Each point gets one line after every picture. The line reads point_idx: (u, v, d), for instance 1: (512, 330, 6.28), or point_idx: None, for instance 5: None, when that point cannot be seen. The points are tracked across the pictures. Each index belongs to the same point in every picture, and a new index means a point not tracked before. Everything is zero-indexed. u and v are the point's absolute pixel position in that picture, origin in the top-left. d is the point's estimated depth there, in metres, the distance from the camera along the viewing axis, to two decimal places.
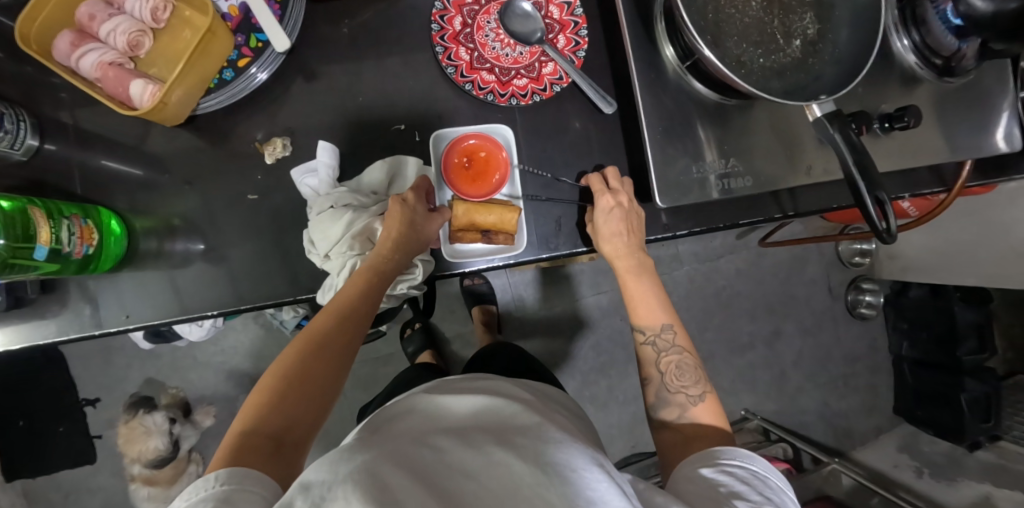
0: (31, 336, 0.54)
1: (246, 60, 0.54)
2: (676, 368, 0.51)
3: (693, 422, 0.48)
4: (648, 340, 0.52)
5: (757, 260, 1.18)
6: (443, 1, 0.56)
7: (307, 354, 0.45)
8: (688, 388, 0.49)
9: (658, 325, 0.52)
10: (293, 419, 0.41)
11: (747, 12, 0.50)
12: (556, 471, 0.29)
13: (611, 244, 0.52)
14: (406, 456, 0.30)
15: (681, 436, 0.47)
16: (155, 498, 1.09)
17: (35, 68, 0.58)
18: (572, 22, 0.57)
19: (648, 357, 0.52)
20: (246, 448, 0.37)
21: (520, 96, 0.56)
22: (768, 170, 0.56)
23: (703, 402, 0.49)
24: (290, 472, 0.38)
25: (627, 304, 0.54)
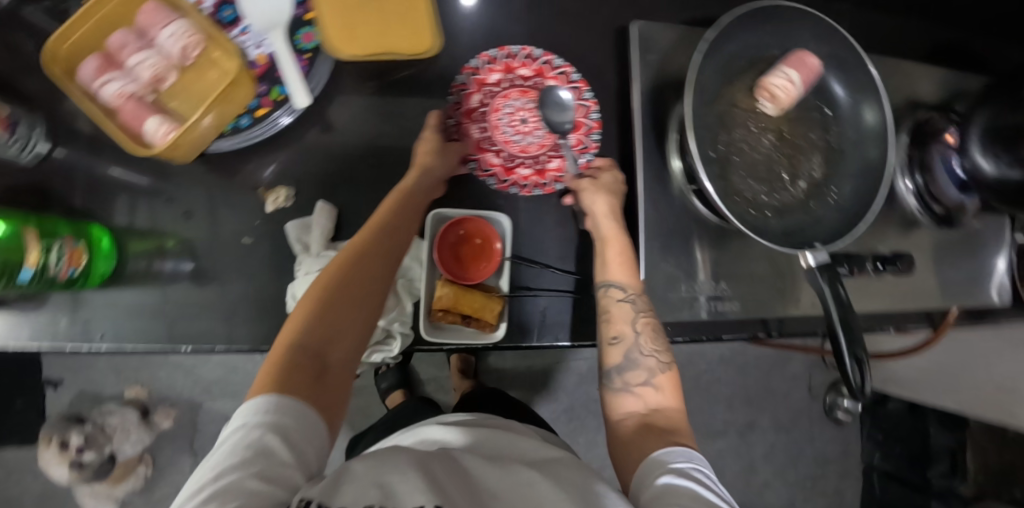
0: (4, 338, 0.53)
1: (265, 109, 0.55)
2: (648, 330, 0.49)
3: (657, 392, 0.47)
4: (622, 299, 0.49)
5: (742, 350, 1.18)
6: (466, 76, 0.56)
7: (338, 270, 0.45)
8: (659, 354, 0.48)
9: (634, 287, 0.50)
10: (327, 342, 0.42)
11: (759, 148, 0.51)
12: (573, 491, 0.35)
13: (603, 203, 0.52)
14: (439, 475, 0.34)
15: (644, 412, 0.45)
16: (99, 493, 1.06)
17: None
18: (586, 124, 0.57)
19: (622, 314, 0.49)
20: (285, 366, 0.39)
21: (521, 186, 0.56)
22: (758, 296, 0.57)
23: (667, 373, 0.48)
24: (327, 395, 0.39)
25: (603, 254, 0.51)
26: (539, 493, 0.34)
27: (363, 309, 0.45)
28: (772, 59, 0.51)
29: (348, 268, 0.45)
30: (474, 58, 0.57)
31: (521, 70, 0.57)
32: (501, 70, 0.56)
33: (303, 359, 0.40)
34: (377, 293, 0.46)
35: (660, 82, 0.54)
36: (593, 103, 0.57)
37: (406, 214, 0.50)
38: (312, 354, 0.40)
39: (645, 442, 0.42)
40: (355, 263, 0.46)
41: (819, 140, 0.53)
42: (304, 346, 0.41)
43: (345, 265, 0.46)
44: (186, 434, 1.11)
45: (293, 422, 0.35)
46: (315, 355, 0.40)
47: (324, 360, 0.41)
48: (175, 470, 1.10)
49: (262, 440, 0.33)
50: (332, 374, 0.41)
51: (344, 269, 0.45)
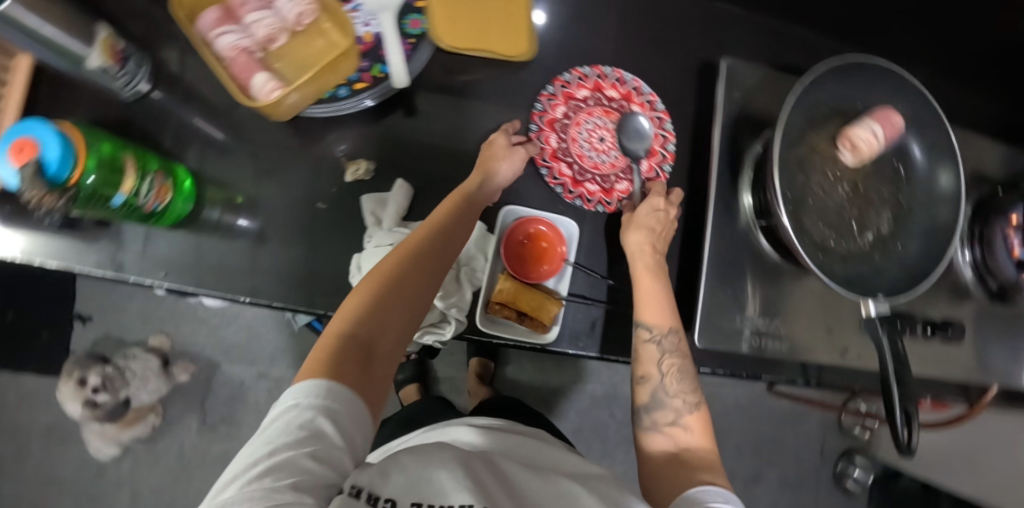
0: (65, 258, 0.54)
1: (363, 84, 0.57)
2: (676, 373, 0.49)
3: (686, 432, 0.47)
4: (652, 339, 0.50)
5: (759, 400, 1.17)
6: (555, 86, 0.57)
7: (396, 265, 0.45)
8: (685, 394, 0.48)
9: (666, 327, 0.50)
10: (377, 330, 0.42)
11: (833, 195, 0.52)
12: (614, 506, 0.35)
13: (638, 235, 0.53)
14: (481, 475, 0.34)
15: (673, 452, 0.45)
16: (104, 435, 1.06)
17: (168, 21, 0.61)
18: (660, 153, 0.59)
19: (649, 356, 0.49)
20: (338, 350, 0.39)
21: (586, 199, 0.57)
22: (804, 340, 0.57)
23: (696, 412, 0.48)
24: (374, 387, 0.39)
25: (637, 293, 0.52)
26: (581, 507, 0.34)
27: (415, 306, 0.45)
28: (856, 111, 0.53)
29: (406, 263, 0.46)
30: (564, 69, 0.59)
31: (610, 91, 0.59)
32: (590, 87, 0.58)
33: (355, 347, 0.40)
34: (429, 293, 0.46)
35: (743, 118, 0.56)
36: (672, 135, 0.59)
37: (461, 218, 0.50)
38: (364, 342, 0.41)
39: (674, 478, 0.42)
40: (414, 260, 0.46)
41: (890, 196, 0.54)
42: (356, 334, 0.41)
43: (404, 261, 0.46)
44: (200, 391, 1.12)
45: (344, 410, 0.35)
46: (366, 344, 0.41)
47: (372, 351, 0.41)
48: (181, 424, 1.11)
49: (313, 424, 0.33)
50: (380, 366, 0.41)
51: (403, 262, 0.46)
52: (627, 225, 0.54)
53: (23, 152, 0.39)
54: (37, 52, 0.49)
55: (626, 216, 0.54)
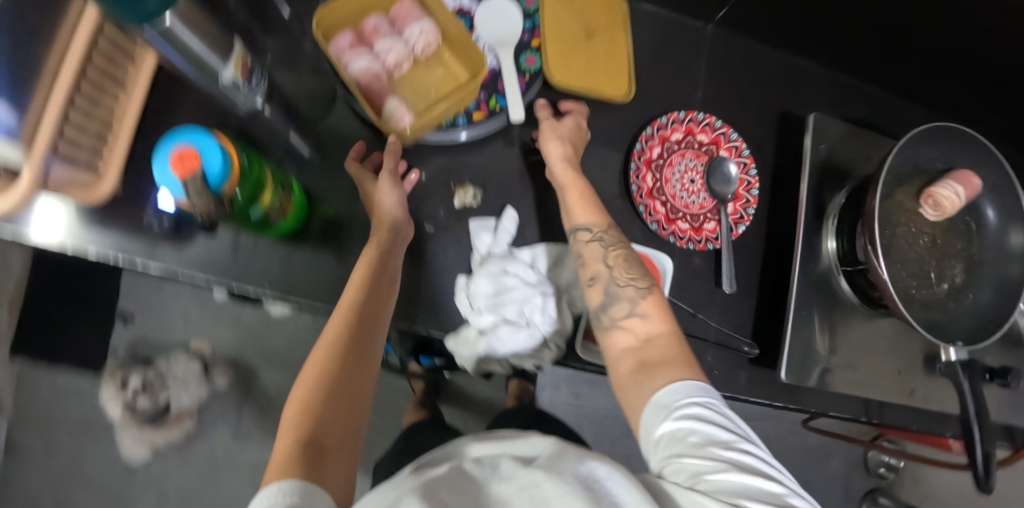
0: (176, 267, 0.58)
1: (480, 114, 0.58)
2: (622, 262, 0.51)
3: (643, 320, 0.48)
4: (593, 239, 0.52)
5: (787, 435, 1.19)
6: (652, 128, 0.61)
7: (330, 357, 0.45)
8: (636, 281, 0.49)
9: (603, 225, 0.53)
10: (325, 422, 0.41)
11: (914, 247, 0.56)
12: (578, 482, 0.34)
13: (555, 138, 0.56)
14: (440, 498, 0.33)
15: (634, 342, 0.47)
16: (138, 435, 1.06)
17: (280, 39, 0.64)
18: (744, 197, 0.62)
19: (596, 255, 0.51)
20: (294, 453, 0.38)
21: (678, 237, 0.60)
22: (873, 380, 0.60)
23: (650, 296, 0.49)
24: (340, 475, 0.39)
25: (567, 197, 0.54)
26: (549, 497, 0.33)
27: (354, 384, 0.45)
28: (935, 170, 0.56)
29: (337, 345, 0.46)
30: (660, 113, 0.63)
31: (700, 136, 0.62)
32: (682, 131, 0.62)
33: (310, 448, 0.39)
34: (364, 369, 0.46)
35: (826, 170, 0.60)
36: (756, 180, 0.63)
37: (376, 278, 0.51)
38: (317, 442, 0.40)
39: (638, 383, 0.44)
40: (331, 349, 0.46)
41: (963, 249, 0.57)
42: (304, 438, 0.40)
43: (331, 347, 0.46)
44: (236, 396, 1.12)
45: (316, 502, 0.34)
46: (317, 442, 0.39)
47: (321, 442, 0.40)
48: (215, 429, 1.11)
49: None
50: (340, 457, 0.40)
51: (326, 356, 0.45)
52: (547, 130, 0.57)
53: (185, 161, 0.39)
54: (177, 62, 0.48)
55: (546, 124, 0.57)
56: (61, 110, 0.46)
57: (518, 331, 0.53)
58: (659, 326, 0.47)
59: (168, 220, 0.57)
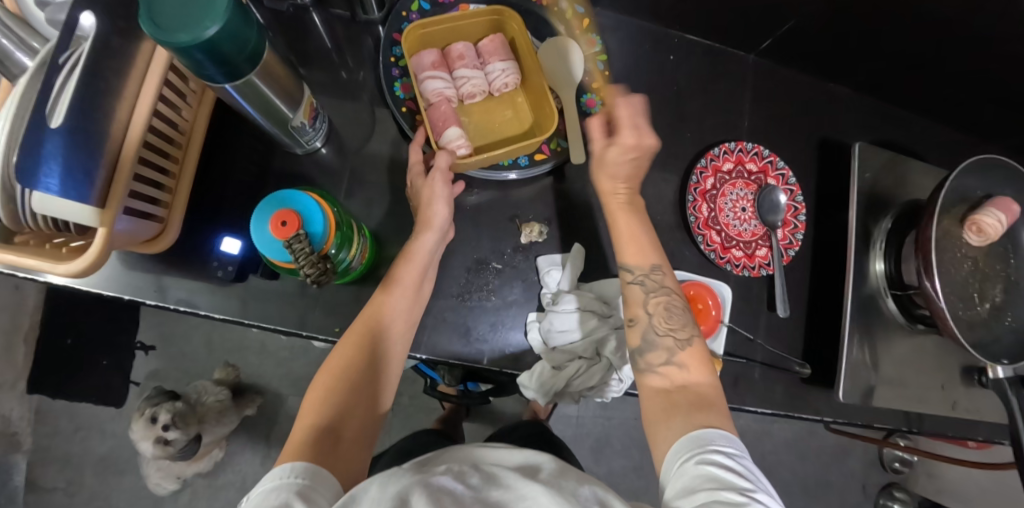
0: (241, 313, 0.56)
1: (542, 155, 0.58)
2: (664, 310, 0.49)
3: (681, 369, 0.47)
4: (636, 281, 0.51)
5: (806, 437, 1.23)
6: (706, 160, 0.63)
7: (362, 350, 0.47)
8: (675, 331, 0.49)
9: (647, 265, 0.51)
10: (345, 411, 0.44)
11: (960, 271, 0.59)
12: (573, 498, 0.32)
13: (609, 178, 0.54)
14: (449, 494, 0.30)
15: (668, 390, 0.46)
16: (165, 469, 1.03)
17: (330, 77, 0.63)
18: (793, 223, 0.64)
19: (635, 297, 0.51)
20: (307, 440, 0.41)
21: (734, 264, 0.62)
22: (923, 396, 0.62)
23: (689, 347, 0.48)
24: (350, 464, 0.42)
25: (616, 241, 0.53)
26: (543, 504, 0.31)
27: (378, 378, 0.48)
28: (975, 197, 0.59)
29: (369, 339, 0.48)
30: (711, 144, 0.65)
31: (749, 165, 0.65)
32: (733, 161, 0.64)
33: (324, 435, 0.42)
34: (387, 364, 0.49)
35: (871, 196, 0.63)
36: (802, 207, 0.65)
37: (416, 278, 0.51)
38: (332, 428, 0.43)
39: (665, 418, 0.43)
40: (361, 340, 0.48)
41: (1001, 270, 0.60)
42: (318, 424, 0.43)
43: (366, 341, 0.48)
44: (264, 423, 1.10)
45: (321, 486, 0.37)
46: (333, 430, 0.43)
47: (338, 431, 0.43)
48: (243, 457, 1.09)
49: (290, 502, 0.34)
50: (350, 448, 0.43)
51: (355, 348, 0.47)
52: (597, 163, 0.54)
53: (286, 224, 0.38)
54: (251, 112, 0.49)
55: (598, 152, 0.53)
56: (128, 166, 0.45)
57: (594, 368, 0.56)
58: (701, 376, 0.47)
59: (232, 267, 0.55)
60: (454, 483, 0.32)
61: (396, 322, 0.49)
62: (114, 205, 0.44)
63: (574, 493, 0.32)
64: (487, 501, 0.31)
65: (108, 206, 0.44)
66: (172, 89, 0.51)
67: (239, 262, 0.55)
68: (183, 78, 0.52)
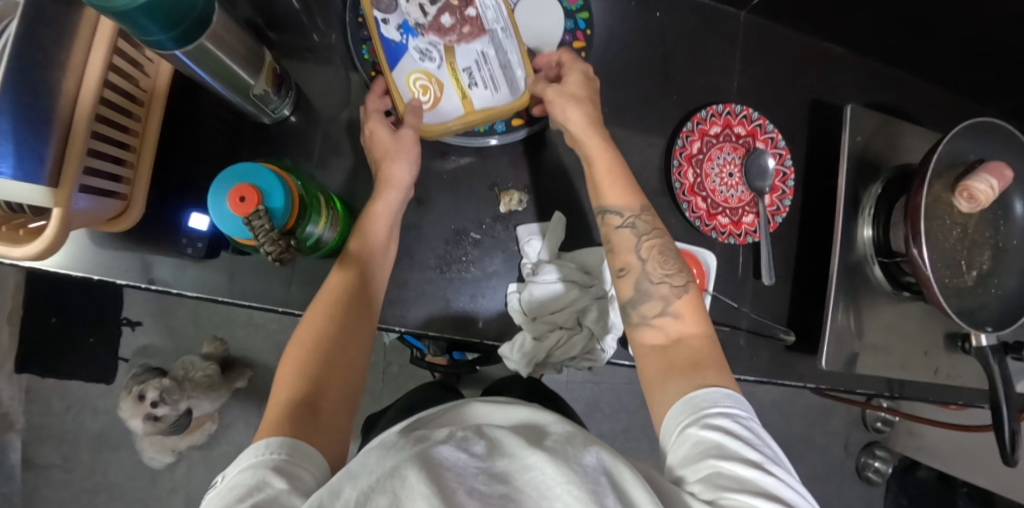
0: (214, 290, 0.54)
1: (519, 120, 0.56)
2: (657, 254, 0.49)
3: (676, 320, 0.47)
4: (624, 225, 0.50)
5: (792, 398, 1.26)
6: (693, 124, 0.61)
7: (331, 319, 0.46)
8: (670, 276, 0.48)
9: (633, 207, 0.50)
10: (322, 382, 0.43)
11: (949, 238, 0.58)
12: (574, 466, 0.31)
13: (578, 111, 0.50)
14: (448, 468, 0.29)
15: (664, 342, 0.46)
16: (158, 443, 1.04)
17: (297, 40, 0.60)
18: (780, 188, 0.63)
19: (626, 242, 0.50)
20: (285, 415, 0.39)
21: (719, 232, 0.61)
22: (906, 362, 0.62)
23: (685, 293, 0.48)
24: (333, 436, 0.40)
25: (597, 181, 0.51)
26: (547, 472, 0.30)
27: (355, 347, 0.47)
28: (968, 162, 0.58)
29: (338, 307, 0.47)
30: (699, 108, 0.63)
31: (737, 128, 0.63)
32: (721, 125, 0.62)
33: (302, 409, 0.40)
34: (364, 334, 0.47)
35: (862, 160, 0.61)
36: (791, 172, 0.63)
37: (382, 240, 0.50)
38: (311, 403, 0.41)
39: (662, 377, 0.44)
40: (334, 311, 0.47)
41: (990, 236, 0.59)
42: (295, 398, 0.41)
43: (334, 310, 0.47)
44: (256, 396, 1.11)
45: (300, 462, 0.36)
46: (312, 404, 0.41)
47: (316, 403, 0.42)
48: (237, 429, 1.10)
49: (269, 478, 0.33)
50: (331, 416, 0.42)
51: (325, 316, 0.46)
52: (559, 97, 0.50)
53: (245, 200, 0.36)
54: (209, 81, 0.46)
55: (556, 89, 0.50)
56: (81, 141, 0.42)
57: (575, 337, 0.55)
58: (696, 324, 0.47)
59: (201, 243, 0.53)
60: (462, 456, 0.30)
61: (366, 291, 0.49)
62: (68, 183, 0.41)
63: (580, 460, 0.31)
64: (491, 473, 0.30)
65: (61, 184, 0.41)
66: (123, 60, 0.47)
67: (209, 238, 0.54)
68: (137, 47, 0.49)
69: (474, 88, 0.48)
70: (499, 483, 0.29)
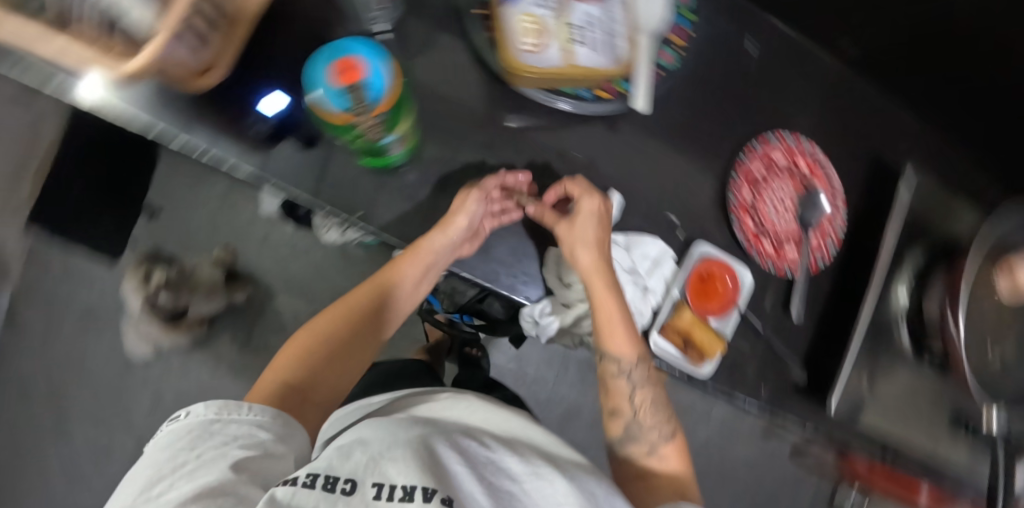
0: None
1: (604, 94, 0.56)
2: (648, 406, 0.52)
3: (661, 460, 0.51)
4: (620, 373, 0.51)
5: (766, 458, 1.25)
6: (760, 144, 0.62)
7: (344, 325, 0.50)
8: (658, 427, 0.52)
9: (630, 361, 0.51)
10: (319, 377, 0.47)
11: (982, 316, 0.58)
12: (581, 487, 0.33)
13: (589, 255, 0.51)
14: (449, 459, 0.31)
15: (643, 476, 0.50)
16: (147, 335, 1.05)
17: None
18: (829, 231, 0.64)
19: (619, 390, 0.52)
20: (277, 395, 0.43)
21: (762, 254, 0.61)
22: (908, 429, 0.62)
23: (670, 441, 0.52)
24: (308, 425, 0.44)
25: (600, 327, 0.51)
26: (554, 479, 0.32)
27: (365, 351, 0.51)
28: None
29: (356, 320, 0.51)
30: (770, 130, 0.64)
31: (801, 162, 0.63)
32: (787, 153, 0.63)
33: (291, 394, 0.44)
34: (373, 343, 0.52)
35: (913, 222, 0.62)
36: (842, 219, 0.64)
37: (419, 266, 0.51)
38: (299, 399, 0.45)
39: (639, 499, 0.49)
40: (353, 318, 0.51)
41: None
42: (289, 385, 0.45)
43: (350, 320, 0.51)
44: (248, 313, 1.10)
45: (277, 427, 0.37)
46: (302, 390, 0.45)
47: (309, 393, 0.46)
48: (220, 341, 1.09)
49: (257, 431, 0.35)
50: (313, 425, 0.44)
51: (344, 321, 0.50)
52: (569, 243, 0.51)
53: (349, 72, 0.37)
54: None
55: (567, 232, 0.51)
56: None
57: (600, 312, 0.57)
58: (679, 467, 0.51)
59: None
60: (478, 450, 0.34)
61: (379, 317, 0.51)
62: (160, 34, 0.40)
63: (589, 488, 0.33)
64: (504, 471, 0.32)
65: None
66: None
67: None
68: None
69: (580, 43, 0.49)
70: (511, 481, 0.32)
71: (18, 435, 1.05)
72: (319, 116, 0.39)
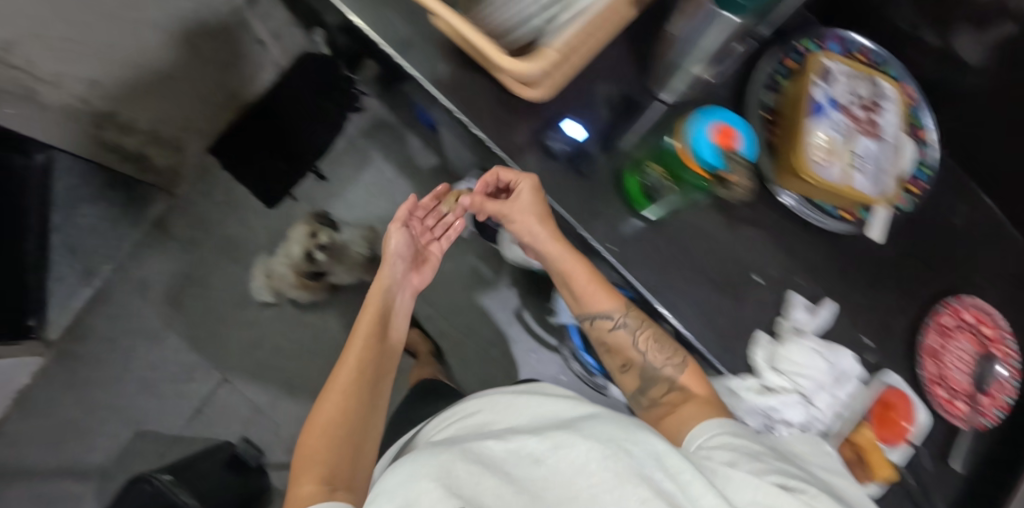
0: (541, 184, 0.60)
1: (846, 215, 0.62)
2: (653, 342, 0.60)
3: (682, 389, 0.56)
4: (616, 324, 0.60)
5: None
6: (955, 300, 0.66)
7: (357, 385, 0.63)
8: (670, 359, 0.59)
9: (608, 309, 0.60)
10: (346, 417, 0.60)
11: None
12: (612, 451, 0.42)
13: (530, 197, 0.56)
14: (459, 480, 0.39)
15: (673, 411, 0.55)
16: (274, 279, 1.10)
17: None
18: (1002, 400, 0.66)
19: (622, 339, 0.61)
20: (320, 451, 0.56)
21: (936, 400, 0.65)
22: None
23: (686, 369, 0.58)
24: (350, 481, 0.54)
25: (588, 302, 0.61)
26: (593, 469, 0.41)
27: (365, 400, 0.63)
28: None
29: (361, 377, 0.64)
30: (963, 291, 0.68)
31: (985, 327, 0.67)
32: (974, 315, 0.67)
33: (332, 455, 0.55)
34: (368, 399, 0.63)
35: None
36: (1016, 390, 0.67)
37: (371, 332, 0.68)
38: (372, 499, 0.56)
39: (678, 428, 0.52)
40: (359, 374, 0.64)
41: None
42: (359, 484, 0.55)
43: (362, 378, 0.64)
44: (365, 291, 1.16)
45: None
46: (337, 447, 0.56)
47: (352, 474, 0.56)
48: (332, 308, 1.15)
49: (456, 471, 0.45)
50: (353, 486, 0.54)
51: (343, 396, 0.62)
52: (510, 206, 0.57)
53: (721, 136, 0.53)
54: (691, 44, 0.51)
55: (509, 202, 0.57)
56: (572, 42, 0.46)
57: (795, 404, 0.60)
58: (698, 389, 0.56)
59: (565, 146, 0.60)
60: (511, 461, 0.43)
61: (365, 351, 0.66)
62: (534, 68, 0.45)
63: (626, 450, 0.42)
64: (537, 489, 0.40)
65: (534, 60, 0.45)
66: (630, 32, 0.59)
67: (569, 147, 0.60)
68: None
69: (859, 171, 0.56)
70: (541, 464, 0.43)
71: (130, 330, 1.14)
72: (681, 159, 0.54)
